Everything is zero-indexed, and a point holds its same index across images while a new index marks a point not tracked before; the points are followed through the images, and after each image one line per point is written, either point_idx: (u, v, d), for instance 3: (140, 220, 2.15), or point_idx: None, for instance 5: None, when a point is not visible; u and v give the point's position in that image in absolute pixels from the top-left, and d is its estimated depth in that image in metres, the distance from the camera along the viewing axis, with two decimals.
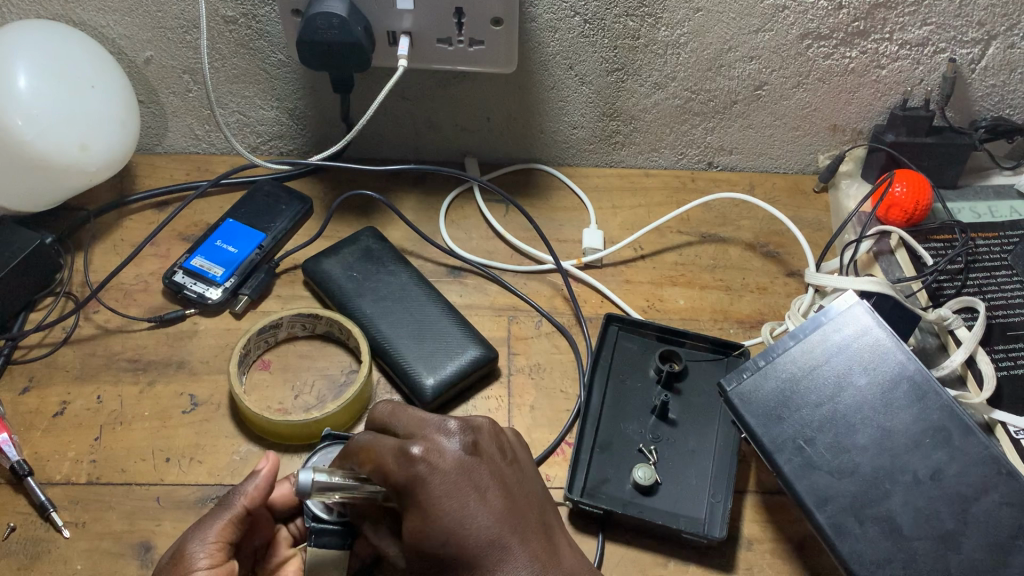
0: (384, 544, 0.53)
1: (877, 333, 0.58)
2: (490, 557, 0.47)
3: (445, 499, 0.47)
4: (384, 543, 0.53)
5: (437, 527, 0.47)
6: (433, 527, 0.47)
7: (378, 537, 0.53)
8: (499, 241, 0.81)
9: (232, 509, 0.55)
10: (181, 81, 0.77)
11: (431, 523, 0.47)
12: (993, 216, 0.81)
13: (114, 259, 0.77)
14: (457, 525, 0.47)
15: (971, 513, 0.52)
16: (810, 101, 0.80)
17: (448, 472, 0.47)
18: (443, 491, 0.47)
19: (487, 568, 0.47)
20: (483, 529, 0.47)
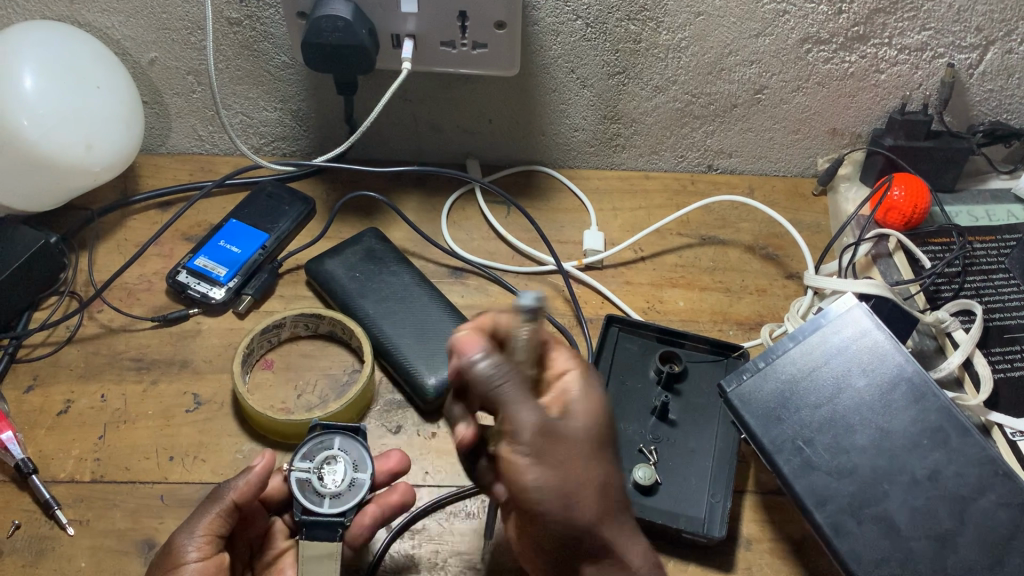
0: (523, 405, 0.46)
1: (876, 335, 0.59)
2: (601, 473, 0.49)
3: (591, 405, 0.51)
4: (525, 401, 0.47)
5: (580, 417, 0.50)
6: (580, 416, 0.50)
7: (520, 396, 0.47)
8: (501, 242, 0.82)
9: (220, 502, 0.55)
10: (185, 82, 0.77)
11: (578, 415, 0.50)
12: (990, 220, 0.82)
13: (117, 258, 0.78)
14: (598, 432, 0.50)
15: (968, 514, 0.53)
16: (810, 105, 0.81)
17: (601, 392, 0.52)
18: (591, 398, 0.51)
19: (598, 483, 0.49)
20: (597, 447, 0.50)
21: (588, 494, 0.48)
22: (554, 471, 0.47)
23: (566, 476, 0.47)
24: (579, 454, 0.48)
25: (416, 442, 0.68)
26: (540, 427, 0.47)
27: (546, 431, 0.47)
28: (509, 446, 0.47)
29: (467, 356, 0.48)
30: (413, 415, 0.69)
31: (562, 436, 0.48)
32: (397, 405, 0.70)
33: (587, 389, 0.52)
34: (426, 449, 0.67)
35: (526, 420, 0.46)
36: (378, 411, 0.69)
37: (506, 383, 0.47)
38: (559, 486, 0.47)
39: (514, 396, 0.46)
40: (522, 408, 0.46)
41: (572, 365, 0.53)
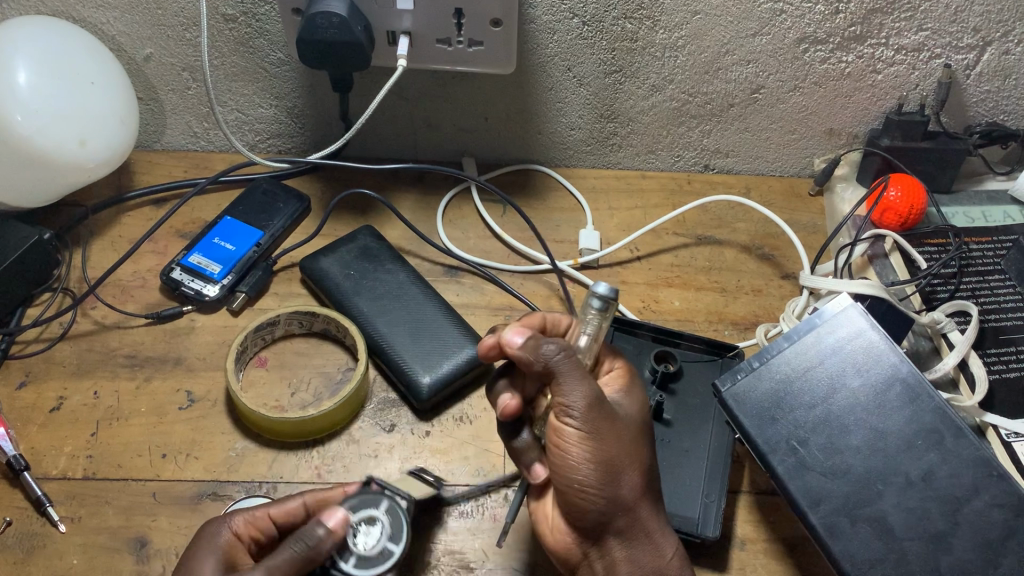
0: (579, 380, 0.51)
1: (871, 335, 0.59)
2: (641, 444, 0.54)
3: (634, 400, 0.58)
4: (582, 377, 0.51)
5: (626, 406, 0.57)
6: (625, 408, 0.57)
7: (578, 372, 0.51)
8: (497, 241, 0.82)
9: (298, 500, 0.55)
10: (180, 79, 0.77)
11: (623, 405, 0.56)
12: (986, 221, 0.82)
13: (111, 255, 0.77)
14: (641, 422, 0.56)
15: (962, 514, 0.53)
16: (806, 105, 0.81)
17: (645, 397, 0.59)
18: (634, 397, 0.58)
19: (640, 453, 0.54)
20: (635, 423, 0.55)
21: (629, 469, 0.53)
22: (604, 443, 0.52)
23: (613, 450, 0.52)
24: (625, 433, 0.53)
25: (410, 440, 0.67)
26: (596, 402, 0.51)
27: (600, 406, 0.52)
28: (563, 420, 0.51)
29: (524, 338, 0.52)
30: (407, 414, 0.69)
31: (611, 415, 0.53)
32: (391, 404, 0.70)
33: (631, 388, 0.58)
34: (420, 448, 0.67)
35: (579, 392, 0.51)
36: (372, 409, 0.69)
37: (566, 361, 0.51)
38: (604, 458, 0.52)
39: (571, 371, 0.51)
40: (578, 384, 0.51)
41: (618, 369, 0.60)
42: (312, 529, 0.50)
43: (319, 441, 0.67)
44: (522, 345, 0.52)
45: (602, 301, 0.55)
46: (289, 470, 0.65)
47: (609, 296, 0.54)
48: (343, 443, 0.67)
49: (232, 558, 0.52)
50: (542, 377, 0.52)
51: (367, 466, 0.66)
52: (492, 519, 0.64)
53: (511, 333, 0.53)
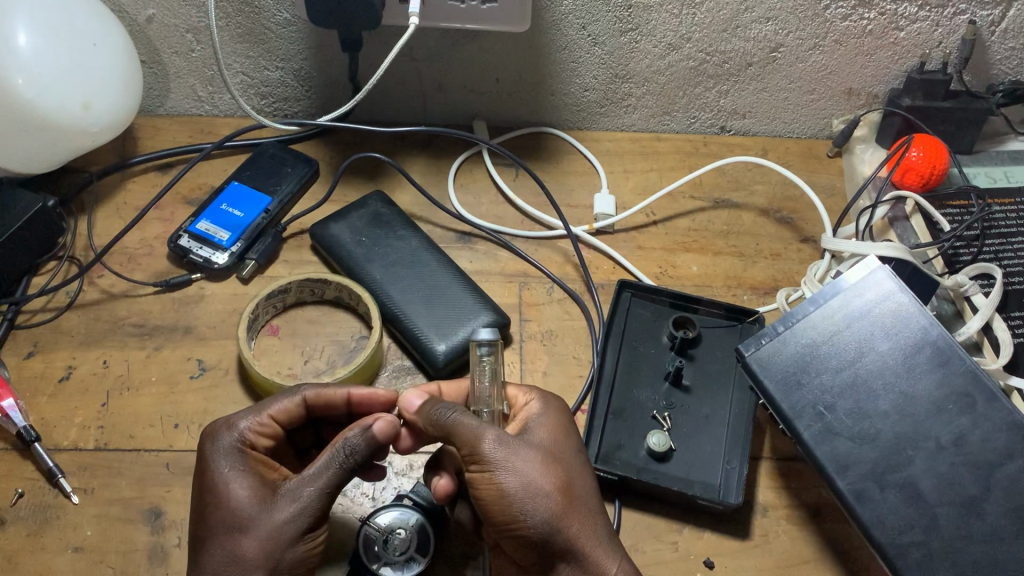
0: (478, 424, 0.50)
1: (899, 298, 0.57)
2: (560, 465, 0.51)
3: (550, 419, 0.54)
4: (479, 422, 0.50)
5: (540, 426, 0.53)
6: (541, 432, 0.53)
7: (473, 418, 0.50)
8: (510, 206, 0.80)
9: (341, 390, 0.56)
10: (183, 40, 0.75)
11: (538, 428, 0.53)
12: (1008, 182, 0.80)
13: (117, 222, 0.76)
14: (562, 442, 0.52)
15: (994, 479, 0.52)
16: (826, 64, 0.79)
17: (565, 414, 0.55)
18: (551, 417, 0.54)
19: (561, 473, 0.50)
20: (550, 447, 0.51)
21: (552, 493, 0.48)
22: (515, 475, 0.48)
23: (530, 477, 0.48)
24: (535, 457, 0.50)
25: None
26: (500, 439, 0.49)
27: (505, 441, 0.49)
28: (475, 465, 0.49)
29: (410, 405, 0.54)
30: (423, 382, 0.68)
31: (522, 446, 0.50)
32: (406, 370, 0.69)
33: (545, 409, 0.55)
34: None
35: (480, 435, 0.49)
36: (388, 376, 0.68)
37: (458, 414, 0.51)
38: (526, 488, 0.48)
39: (467, 419, 0.50)
40: (479, 428, 0.50)
41: (529, 393, 0.57)
42: (356, 437, 0.49)
43: None
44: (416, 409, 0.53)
45: (489, 341, 0.58)
46: None
47: (492, 337, 0.58)
48: None
49: (257, 463, 0.51)
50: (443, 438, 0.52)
51: None
52: None
53: (409, 397, 0.54)
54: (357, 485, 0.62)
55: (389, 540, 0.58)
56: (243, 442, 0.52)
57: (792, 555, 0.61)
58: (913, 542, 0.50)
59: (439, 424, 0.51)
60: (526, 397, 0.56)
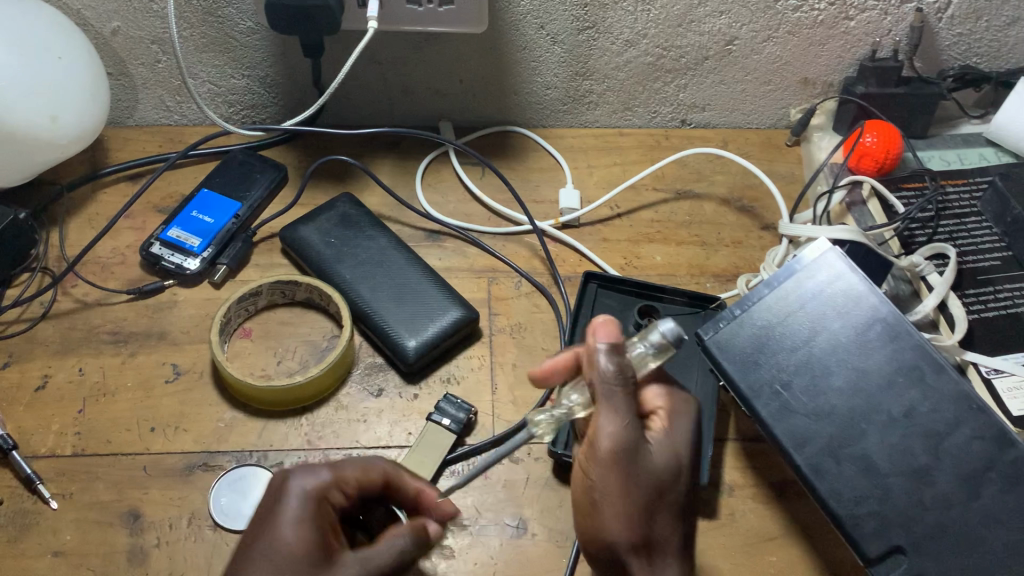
0: (618, 419, 0.49)
1: (850, 278, 0.59)
2: (660, 498, 0.50)
3: (672, 446, 0.52)
4: (620, 414, 0.49)
5: (667, 450, 0.51)
6: (661, 455, 0.51)
7: (619, 407, 0.49)
8: (477, 204, 0.81)
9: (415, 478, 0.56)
10: (149, 51, 0.76)
11: (658, 450, 0.51)
12: (963, 163, 0.82)
13: (89, 232, 0.77)
14: (671, 475, 0.51)
15: (944, 448, 0.53)
16: (781, 55, 0.81)
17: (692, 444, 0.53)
18: (681, 447, 0.52)
19: (657, 503, 0.50)
20: (666, 475, 0.50)
21: (637, 519, 0.49)
22: (614, 485, 0.49)
23: (618, 505, 0.49)
24: (642, 486, 0.49)
25: (399, 404, 0.68)
26: (622, 452, 0.49)
27: (629, 452, 0.49)
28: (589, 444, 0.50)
29: (594, 344, 0.51)
30: (394, 378, 0.69)
31: (639, 465, 0.49)
32: (378, 367, 0.70)
33: (675, 434, 0.53)
34: (409, 411, 0.68)
35: (612, 430, 0.49)
36: (359, 374, 0.69)
37: (612, 389, 0.50)
38: (610, 507, 0.49)
39: (609, 405, 0.49)
40: (615, 422, 0.49)
41: (663, 404, 0.54)
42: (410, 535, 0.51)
43: (307, 408, 0.67)
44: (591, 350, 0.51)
45: (660, 342, 0.51)
46: (279, 439, 0.66)
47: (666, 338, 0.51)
48: (332, 409, 0.67)
49: (323, 521, 0.50)
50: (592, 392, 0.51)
51: (357, 431, 0.66)
52: (484, 476, 0.65)
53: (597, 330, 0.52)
54: None
55: None
56: (317, 497, 0.50)
57: (759, 532, 0.63)
58: (868, 512, 0.52)
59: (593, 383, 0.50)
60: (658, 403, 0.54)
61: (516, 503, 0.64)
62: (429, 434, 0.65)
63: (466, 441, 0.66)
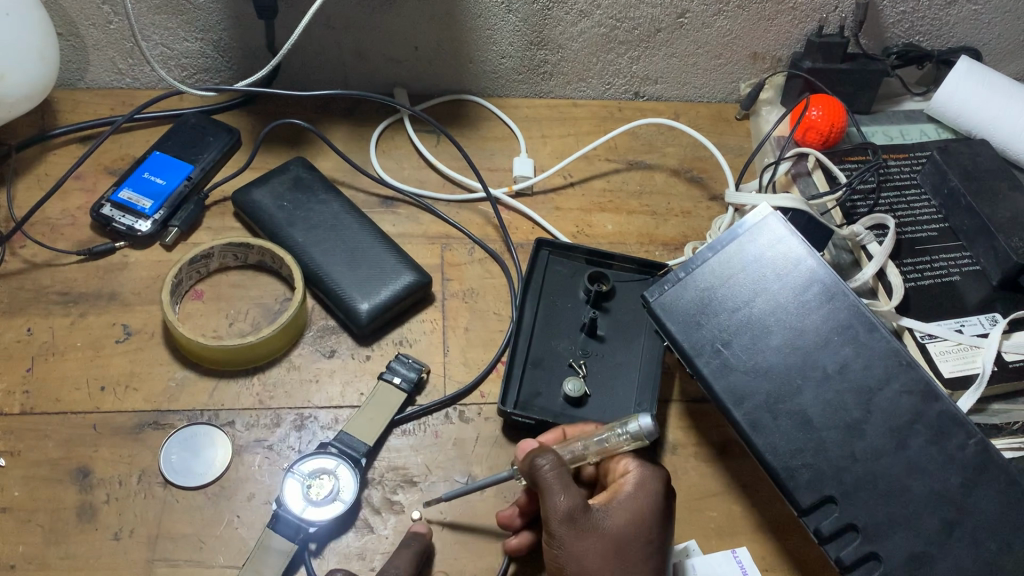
0: (560, 494, 0.54)
1: (790, 242, 0.61)
2: (625, 552, 0.54)
3: (634, 505, 0.56)
4: (563, 489, 0.54)
5: (626, 514, 0.56)
6: (620, 519, 0.55)
7: (559, 484, 0.54)
8: (430, 170, 0.82)
9: None
10: (100, 12, 0.75)
11: (619, 512, 0.56)
12: (904, 139, 0.85)
13: (37, 193, 0.76)
14: (635, 530, 0.55)
15: (875, 403, 0.55)
16: (731, 29, 0.82)
17: (661, 497, 0.57)
18: (640, 504, 0.56)
19: (623, 558, 0.54)
20: (622, 533, 0.55)
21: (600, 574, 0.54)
22: (574, 555, 0.53)
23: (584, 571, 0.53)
24: (598, 548, 0.54)
25: (351, 365, 0.69)
26: (571, 519, 0.54)
27: (575, 521, 0.54)
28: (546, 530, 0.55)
29: (528, 463, 0.56)
30: (347, 340, 0.70)
31: (593, 526, 0.54)
32: (331, 330, 0.71)
33: (639, 491, 0.57)
34: (362, 372, 0.69)
35: (560, 505, 0.54)
36: (312, 336, 0.70)
37: (550, 472, 0.54)
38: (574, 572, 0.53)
39: (550, 487, 0.54)
40: (558, 497, 0.54)
41: (632, 467, 0.59)
42: None
43: (260, 368, 0.68)
44: (524, 463, 0.56)
45: (636, 433, 0.56)
46: (229, 399, 0.66)
47: (649, 427, 0.55)
48: (284, 370, 0.68)
49: None
50: (534, 487, 0.56)
51: (309, 391, 0.67)
52: (434, 436, 0.66)
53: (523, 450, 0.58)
54: (286, 439, 0.65)
55: (311, 486, 0.60)
56: None
57: (699, 489, 0.65)
58: (803, 464, 0.54)
59: (533, 478, 0.55)
60: (625, 466, 0.59)
61: (465, 461, 0.65)
62: (380, 394, 0.65)
63: (416, 402, 0.67)
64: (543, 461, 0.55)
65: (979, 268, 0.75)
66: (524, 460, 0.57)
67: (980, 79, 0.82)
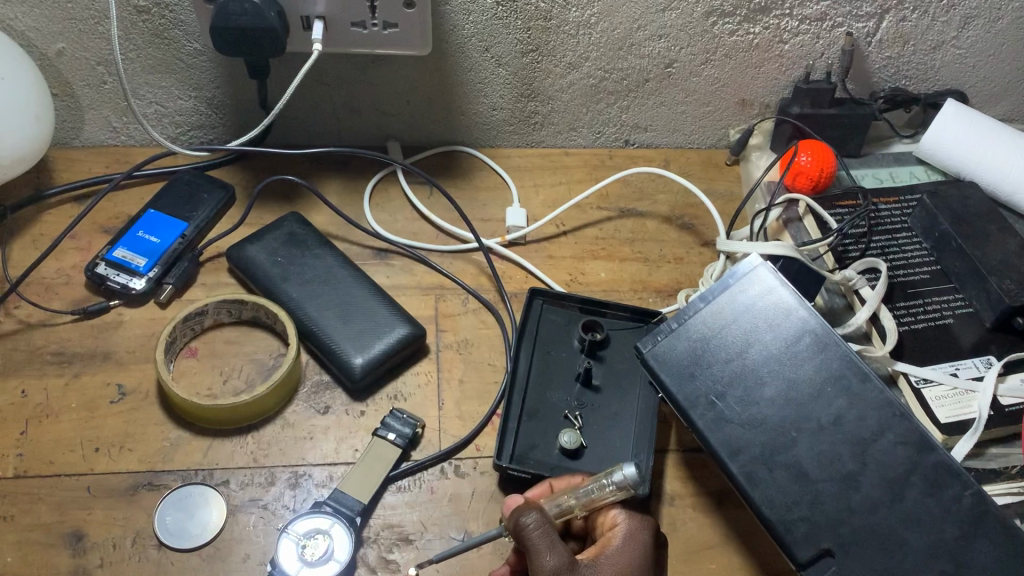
0: (547, 552, 0.53)
1: (781, 292, 0.61)
2: None
3: (623, 558, 0.56)
4: (549, 549, 0.53)
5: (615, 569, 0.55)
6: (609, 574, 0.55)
7: (546, 543, 0.54)
8: (424, 222, 0.83)
9: None
10: (95, 73, 0.76)
11: (608, 566, 0.55)
12: (894, 182, 0.86)
13: (33, 253, 0.76)
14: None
15: (870, 455, 0.55)
16: (719, 77, 0.83)
17: (647, 549, 0.57)
18: (628, 557, 0.56)
19: None
20: None
21: None
22: None
23: None
24: None
25: (345, 421, 0.69)
26: None
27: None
28: None
29: (513, 522, 0.55)
30: (341, 396, 0.70)
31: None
32: (325, 385, 0.71)
33: (627, 545, 0.57)
34: (356, 427, 0.68)
35: (548, 564, 0.53)
36: (306, 392, 0.70)
37: (535, 531, 0.54)
38: None
39: (538, 546, 0.53)
40: (545, 556, 0.53)
41: (619, 519, 0.59)
42: None
43: (254, 426, 0.68)
44: (510, 522, 0.55)
45: (623, 482, 0.57)
46: (224, 458, 0.66)
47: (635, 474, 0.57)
48: (278, 427, 0.68)
49: None
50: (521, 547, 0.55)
51: (303, 448, 0.67)
52: (430, 492, 0.66)
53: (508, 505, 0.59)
54: (281, 498, 0.64)
55: (306, 546, 0.60)
56: None
57: (697, 541, 0.64)
58: (799, 518, 0.54)
59: (518, 538, 0.54)
60: (613, 519, 0.59)
61: (461, 517, 0.65)
62: (374, 450, 0.65)
63: (411, 457, 0.67)
64: (528, 519, 0.54)
65: (971, 310, 0.75)
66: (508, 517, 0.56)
67: (977, 124, 0.82)
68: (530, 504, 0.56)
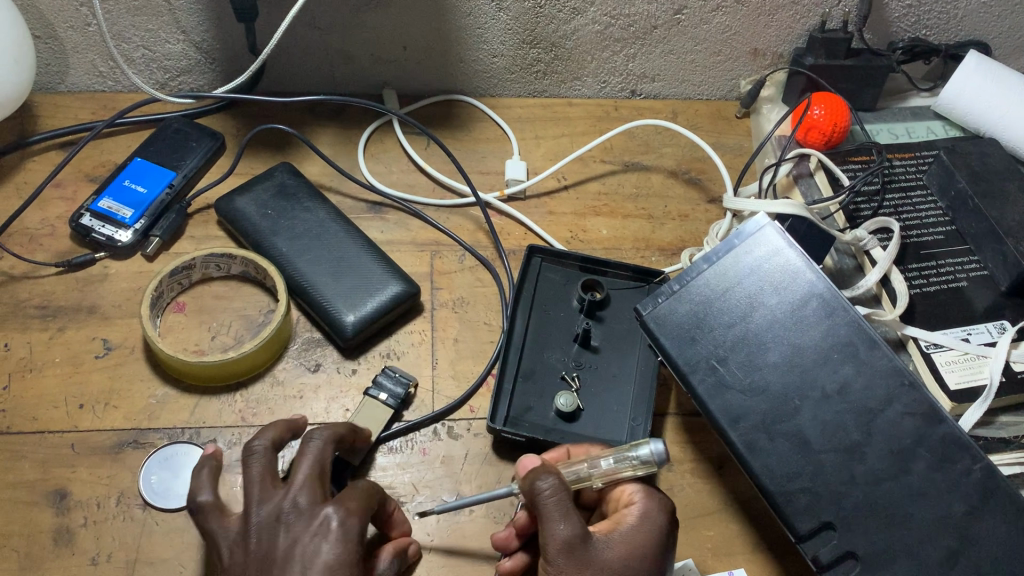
0: (559, 520, 0.52)
1: (787, 253, 0.58)
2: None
3: (638, 537, 0.54)
4: (561, 517, 0.52)
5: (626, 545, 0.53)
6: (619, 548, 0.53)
7: (559, 511, 0.52)
8: (420, 174, 0.80)
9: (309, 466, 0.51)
10: (78, 14, 0.73)
11: (620, 543, 0.53)
12: (910, 137, 0.83)
13: (16, 202, 0.74)
14: (639, 562, 0.52)
15: (876, 425, 0.53)
16: (730, 25, 0.79)
17: (665, 527, 0.55)
18: (643, 535, 0.54)
19: None
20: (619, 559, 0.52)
21: None
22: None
23: None
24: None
25: (337, 379, 0.67)
26: (570, 548, 0.51)
27: (573, 548, 0.51)
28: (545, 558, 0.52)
29: (531, 485, 0.54)
30: (333, 353, 0.68)
31: (595, 558, 0.52)
32: (316, 343, 0.69)
33: (642, 521, 0.55)
34: (348, 387, 0.67)
35: (559, 532, 0.52)
36: (297, 349, 0.68)
37: (551, 497, 0.53)
38: None
39: (552, 511, 0.52)
40: (557, 523, 0.52)
41: (638, 493, 0.57)
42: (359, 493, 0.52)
43: (243, 384, 0.66)
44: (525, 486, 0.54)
45: (648, 459, 0.54)
46: (212, 415, 0.64)
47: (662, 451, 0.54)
48: (267, 385, 0.66)
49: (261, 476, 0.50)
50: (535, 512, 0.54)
51: (293, 408, 0.65)
52: (422, 453, 0.64)
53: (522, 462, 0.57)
54: None
55: None
56: None
57: (695, 507, 0.63)
58: (800, 488, 0.52)
59: (535, 502, 0.53)
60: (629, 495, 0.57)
61: (453, 480, 0.63)
62: (366, 411, 0.63)
63: (403, 418, 0.65)
64: (545, 484, 0.53)
65: (986, 273, 0.73)
66: (524, 481, 0.55)
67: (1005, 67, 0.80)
68: (547, 468, 0.55)
